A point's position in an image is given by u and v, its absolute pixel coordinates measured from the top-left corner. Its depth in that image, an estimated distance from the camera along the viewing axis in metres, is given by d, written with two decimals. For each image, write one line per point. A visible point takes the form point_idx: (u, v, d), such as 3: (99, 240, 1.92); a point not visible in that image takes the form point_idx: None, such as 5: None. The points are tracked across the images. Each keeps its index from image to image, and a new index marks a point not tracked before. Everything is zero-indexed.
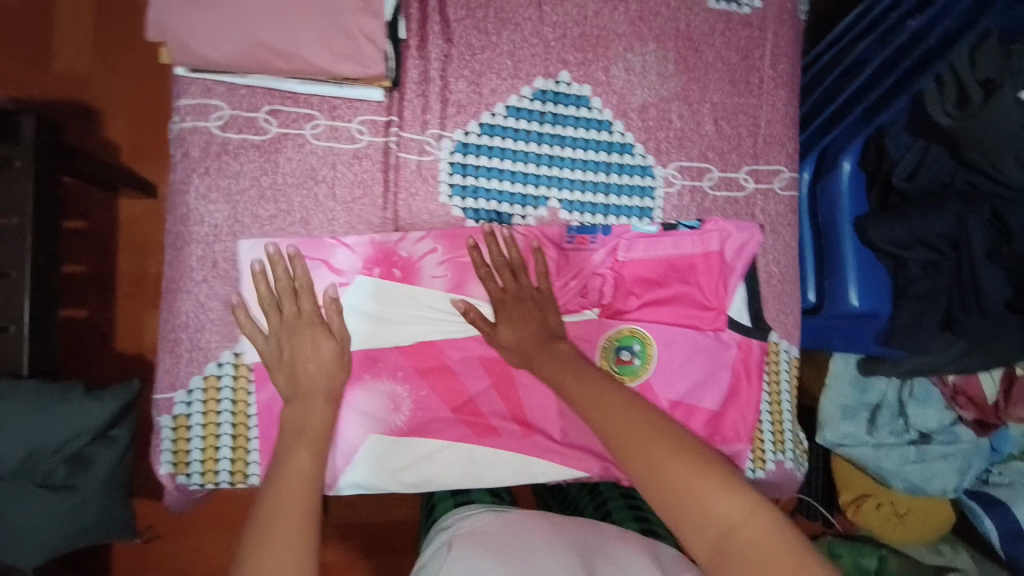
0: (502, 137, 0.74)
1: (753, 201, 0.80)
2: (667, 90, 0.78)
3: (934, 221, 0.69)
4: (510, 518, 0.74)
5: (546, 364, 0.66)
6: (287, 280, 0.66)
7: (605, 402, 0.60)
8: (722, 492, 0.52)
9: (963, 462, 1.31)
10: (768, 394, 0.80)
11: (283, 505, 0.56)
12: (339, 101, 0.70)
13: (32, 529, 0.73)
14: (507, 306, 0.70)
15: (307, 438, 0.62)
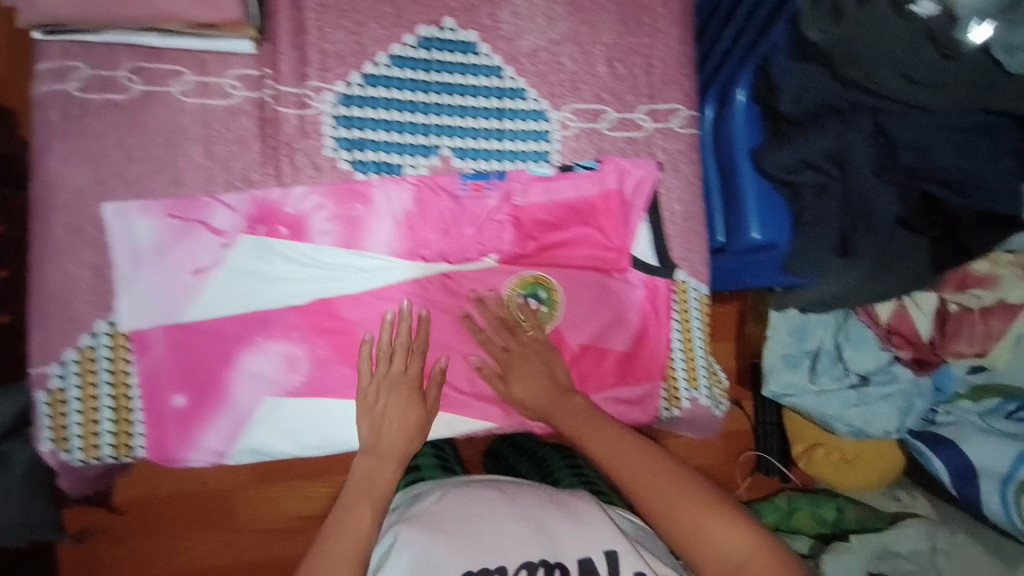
0: (388, 87, 0.72)
1: (652, 140, 0.80)
2: (558, 32, 0.77)
3: (816, 142, 0.71)
4: (458, 487, 0.68)
5: (564, 417, 0.70)
6: (392, 343, 0.71)
7: (619, 449, 0.65)
8: (730, 531, 0.57)
9: (902, 402, 1.35)
10: (679, 333, 0.82)
11: (338, 562, 0.59)
12: (207, 55, 0.67)
13: None
14: (514, 359, 0.74)
15: (373, 496, 0.65)
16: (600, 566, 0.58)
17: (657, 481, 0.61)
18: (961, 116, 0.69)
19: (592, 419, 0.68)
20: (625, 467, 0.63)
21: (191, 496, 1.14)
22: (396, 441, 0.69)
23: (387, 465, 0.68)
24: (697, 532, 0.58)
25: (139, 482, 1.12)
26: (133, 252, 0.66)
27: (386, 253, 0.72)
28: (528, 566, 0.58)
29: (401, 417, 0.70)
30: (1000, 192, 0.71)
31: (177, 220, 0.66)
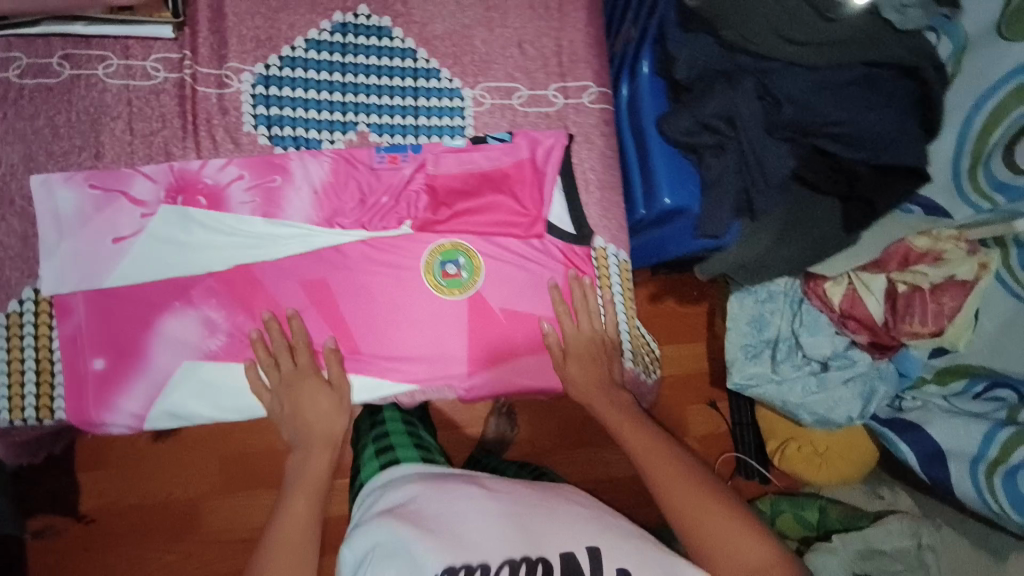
0: (305, 68, 0.77)
1: (564, 114, 0.84)
2: (468, 18, 0.83)
3: (707, 102, 0.74)
4: (442, 480, 0.63)
5: (605, 406, 0.73)
6: (285, 342, 0.73)
7: (659, 450, 0.66)
8: (750, 542, 0.57)
9: (865, 388, 1.28)
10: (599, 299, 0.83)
11: (284, 542, 0.59)
12: (132, 41, 0.73)
13: None
14: (571, 356, 0.77)
15: (305, 486, 0.65)
16: (584, 564, 0.52)
17: (678, 478, 0.63)
18: (842, 71, 0.73)
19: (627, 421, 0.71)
20: (655, 465, 0.65)
21: (156, 506, 1.11)
22: (319, 430, 0.71)
23: (320, 454, 0.69)
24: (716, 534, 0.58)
25: (106, 492, 1.09)
26: (57, 221, 0.69)
27: (304, 221, 0.75)
28: (510, 562, 0.52)
29: (320, 411, 0.72)
30: (889, 142, 0.74)
31: (99, 191, 0.70)
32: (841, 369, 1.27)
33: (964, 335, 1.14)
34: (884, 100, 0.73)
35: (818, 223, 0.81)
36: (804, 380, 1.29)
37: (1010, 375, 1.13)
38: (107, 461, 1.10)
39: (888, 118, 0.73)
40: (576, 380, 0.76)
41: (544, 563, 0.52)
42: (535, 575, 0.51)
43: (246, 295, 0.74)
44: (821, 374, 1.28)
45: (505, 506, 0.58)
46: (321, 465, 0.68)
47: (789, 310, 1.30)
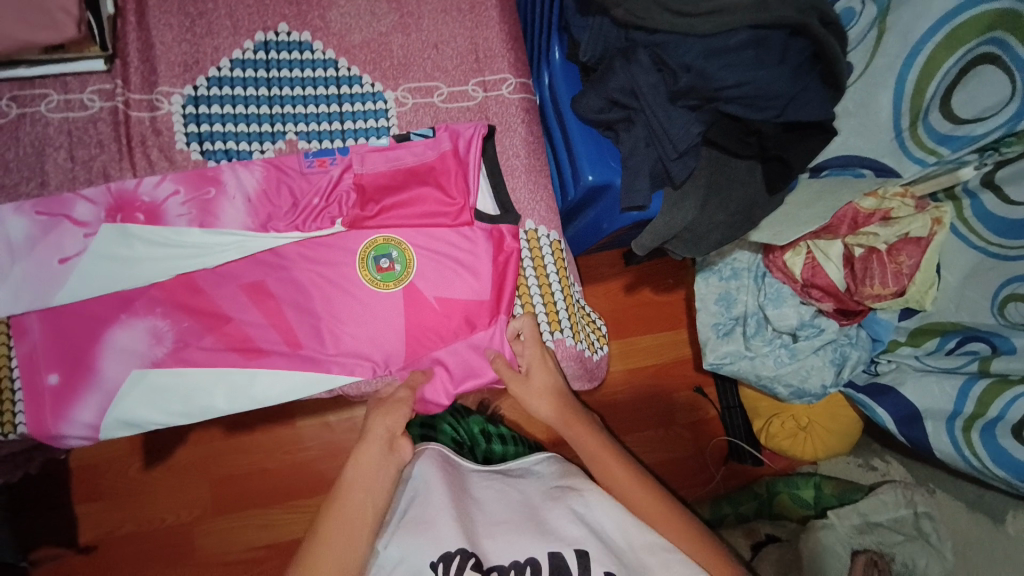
0: (231, 86, 0.82)
1: (485, 106, 0.88)
2: (383, 26, 0.87)
3: (609, 80, 0.79)
4: (444, 474, 0.67)
5: (571, 430, 0.75)
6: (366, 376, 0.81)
7: (621, 480, 0.68)
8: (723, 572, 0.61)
9: (838, 355, 1.26)
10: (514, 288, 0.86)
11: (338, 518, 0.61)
12: (70, 77, 0.79)
13: None
14: (532, 377, 0.79)
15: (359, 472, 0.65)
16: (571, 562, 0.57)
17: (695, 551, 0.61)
18: (729, 36, 0.74)
19: (633, 487, 0.67)
20: (670, 532, 0.63)
21: (151, 537, 1.14)
22: (382, 431, 0.69)
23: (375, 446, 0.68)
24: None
25: (103, 521, 1.13)
26: (7, 247, 0.73)
27: (239, 228, 0.79)
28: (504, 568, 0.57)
29: (386, 422, 0.71)
30: (787, 97, 0.77)
31: (44, 217, 0.75)
32: (811, 339, 1.26)
33: (928, 292, 1.11)
34: (773, 59, 0.75)
35: (737, 184, 0.84)
36: (776, 353, 1.29)
37: (981, 329, 1.05)
38: (101, 494, 1.13)
39: (779, 77, 0.75)
40: (524, 395, 0.78)
41: (533, 563, 0.57)
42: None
43: (190, 302, 0.78)
44: (791, 346, 1.28)
45: (499, 514, 0.63)
46: (370, 463, 0.66)
47: (756, 284, 1.30)
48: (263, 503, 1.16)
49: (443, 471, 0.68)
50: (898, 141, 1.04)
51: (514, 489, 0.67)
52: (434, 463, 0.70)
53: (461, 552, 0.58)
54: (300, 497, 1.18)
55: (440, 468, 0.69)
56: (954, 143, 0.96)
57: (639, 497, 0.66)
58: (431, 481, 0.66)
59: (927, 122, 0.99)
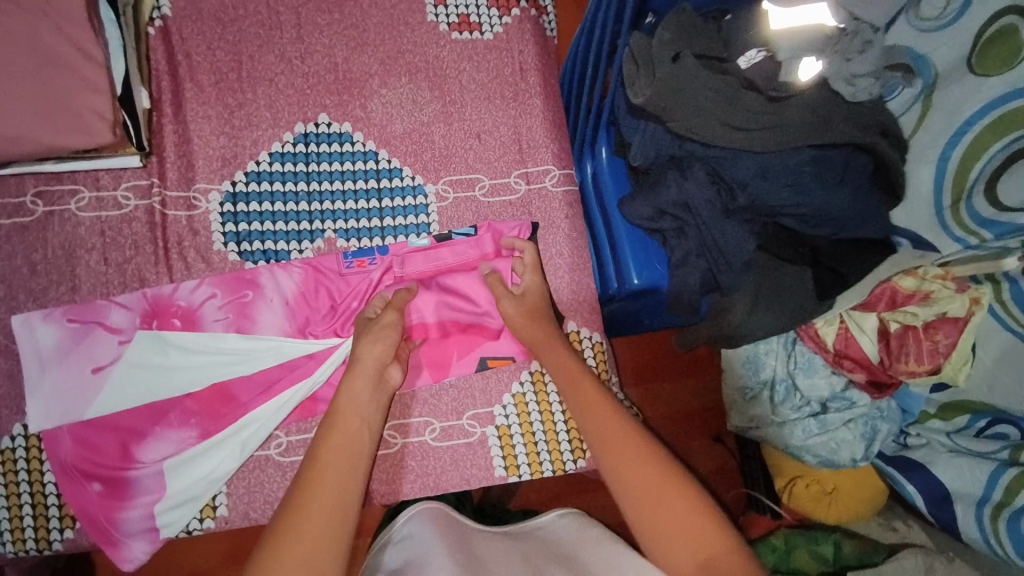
0: (270, 182, 0.79)
1: (528, 200, 0.85)
2: (425, 115, 0.84)
3: (662, 190, 0.76)
4: (443, 534, 0.65)
5: (551, 356, 0.74)
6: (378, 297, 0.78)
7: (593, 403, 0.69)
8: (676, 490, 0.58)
9: (867, 427, 1.11)
10: (532, 388, 0.82)
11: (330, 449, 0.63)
12: (102, 172, 0.75)
13: None
14: (527, 300, 0.78)
15: (348, 410, 0.67)
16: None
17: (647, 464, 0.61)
18: (790, 154, 0.72)
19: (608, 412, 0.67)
20: (624, 448, 0.63)
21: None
22: (372, 361, 0.71)
23: (361, 383, 0.69)
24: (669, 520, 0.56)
25: None
26: (37, 358, 0.71)
27: (277, 334, 0.77)
28: None
29: (372, 350, 0.71)
30: (843, 218, 0.75)
31: (76, 324, 0.72)
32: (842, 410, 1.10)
33: (963, 368, 0.93)
34: (836, 178, 0.73)
35: (787, 288, 0.78)
36: (804, 423, 1.12)
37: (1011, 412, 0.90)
38: None
39: (841, 197, 0.73)
40: (514, 315, 0.77)
41: None
42: None
43: (224, 411, 0.74)
44: (820, 416, 1.11)
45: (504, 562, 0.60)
46: (360, 394, 0.69)
47: (784, 351, 1.12)
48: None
49: (442, 532, 0.66)
50: (937, 217, 0.87)
51: (517, 549, 0.65)
52: (434, 525, 0.68)
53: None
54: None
55: (442, 529, 0.67)
56: (998, 229, 0.80)
57: (604, 417, 0.67)
58: (430, 540, 0.64)
59: (970, 204, 0.82)
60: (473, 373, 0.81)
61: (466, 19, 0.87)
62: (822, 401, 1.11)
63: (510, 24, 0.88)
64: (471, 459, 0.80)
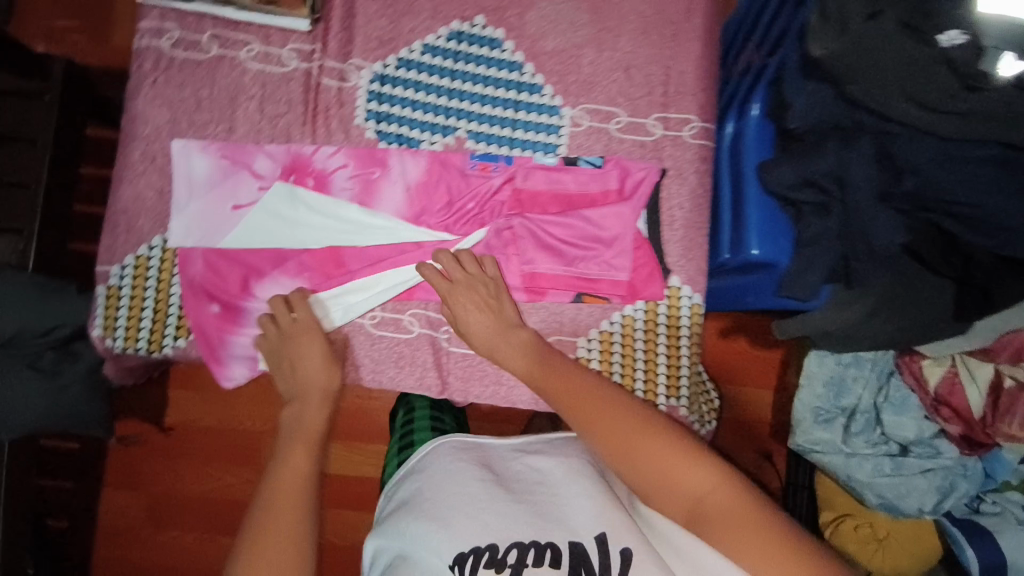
0: (419, 72, 0.81)
1: (661, 146, 0.83)
2: (579, 37, 0.83)
3: (815, 161, 0.71)
4: (466, 468, 0.73)
5: (508, 351, 0.76)
6: (296, 321, 0.76)
7: (571, 386, 0.72)
8: (660, 446, 0.65)
9: (945, 483, 1.07)
10: (621, 329, 0.82)
11: (284, 484, 0.69)
12: (273, 30, 0.79)
13: (23, 404, 1.00)
14: (459, 292, 0.76)
15: (303, 438, 0.73)
16: (590, 552, 0.61)
17: (623, 438, 0.67)
18: (972, 148, 0.68)
19: (575, 392, 0.71)
20: (600, 428, 0.68)
21: (226, 436, 1.33)
22: (314, 385, 0.75)
23: (315, 407, 0.75)
24: (663, 478, 0.64)
25: (186, 410, 1.32)
26: (188, 182, 0.76)
27: (396, 214, 0.80)
28: (524, 547, 0.62)
29: (325, 380, 0.76)
30: (1017, 230, 0.69)
31: (227, 161, 0.77)
32: (922, 458, 1.07)
33: None
34: (1016, 185, 0.68)
35: (918, 303, 0.75)
36: (878, 460, 1.08)
37: None
38: (191, 386, 1.32)
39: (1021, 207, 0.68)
40: (473, 324, 0.76)
41: (551, 546, 0.62)
42: (543, 558, 0.61)
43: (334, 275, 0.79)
44: (896, 458, 1.08)
45: (513, 499, 0.67)
46: (318, 418, 0.75)
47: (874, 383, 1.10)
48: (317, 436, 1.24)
49: (466, 462, 0.74)
50: None
51: (549, 465, 0.72)
52: (454, 461, 0.75)
53: (473, 552, 0.63)
54: (358, 441, 1.25)
55: (453, 456, 0.76)
56: None
57: (576, 400, 0.71)
58: (443, 477, 0.73)
59: None
60: (567, 304, 0.82)
61: None
62: (903, 443, 1.09)
63: None
64: None
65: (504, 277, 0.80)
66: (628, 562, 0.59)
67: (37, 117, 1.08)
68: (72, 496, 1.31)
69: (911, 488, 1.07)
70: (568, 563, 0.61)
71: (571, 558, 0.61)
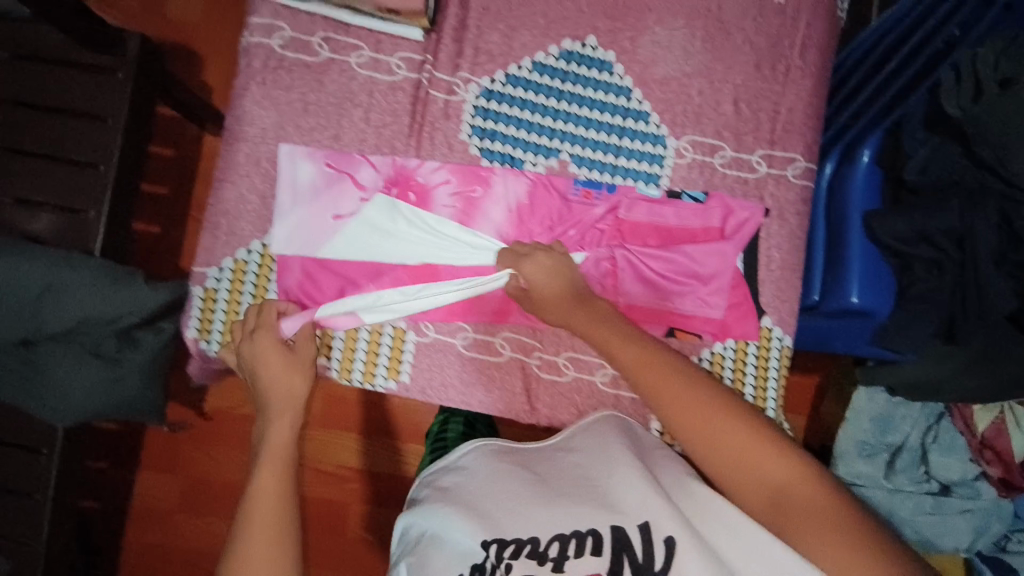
0: (526, 89, 0.79)
1: (763, 184, 0.82)
2: (691, 66, 0.81)
3: (938, 217, 0.71)
4: (502, 465, 0.68)
5: (583, 321, 0.70)
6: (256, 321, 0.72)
7: (646, 357, 0.65)
8: (737, 430, 0.59)
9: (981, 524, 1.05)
10: (709, 367, 0.82)
11: (265, 498, 0.61)
12: (384, 36, 0.77)
13: (85, 390, 0.96)
14: (530, 259, 0.73)
15: (272, 455, 0.65)
16: (634, 540, 0.54)
17: (697, 416, 0.61)
18: None
19: (648, 362, 0.65)
20: (672, 403, 0.62)
21: None
22: (279, 397, 0.68)
23: (284, 419, 0.67)
24: (742, 462, 0.58)
25: (230, 397, 1.30)
26: (292, 189, 0.75)
27: (496, 234, 0.79)
28: (561, 539, 0.56)
29: (288, 386, 0.69)
30: None
31: (332, 170, 0.76)
32: (963, 499, 1.05)
33: None
34: None
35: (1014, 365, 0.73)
36: (919, 497, 1.06)
37: None
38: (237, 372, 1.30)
39: None
40: (545, 292, 0.72)
41: (593, 533, 0.55)
42: (584, 547, 0.55)
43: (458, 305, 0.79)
44: (938, 497, 1.06)
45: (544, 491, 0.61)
46: (284, 433, 0.66)
47: (924, 423, 1.06)
48: (367, 433, 1.21)
49: (501, 459, 0.69)
50: None
51: (596, 450, 0.65)
52: (491, 457, 0.70)
53: (515, 541, 0.57)
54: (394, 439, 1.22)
55: (493, 458, 0.69)
56: None
57: (648, 370, 0.64)
58: (483, 478, 0.67)
59: None
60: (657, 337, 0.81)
61: None
62: (945, 483, 1.07)
63: None
64: (630, 412, 0.81)
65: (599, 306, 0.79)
66: (674, 550, 0.52)
67: (109, 94, 1.04)
68: (109, 476, 1.31)
69: (948, 527, 1.05)
70: (609, 550, 0.54)
71: (612, 546, 0.54)
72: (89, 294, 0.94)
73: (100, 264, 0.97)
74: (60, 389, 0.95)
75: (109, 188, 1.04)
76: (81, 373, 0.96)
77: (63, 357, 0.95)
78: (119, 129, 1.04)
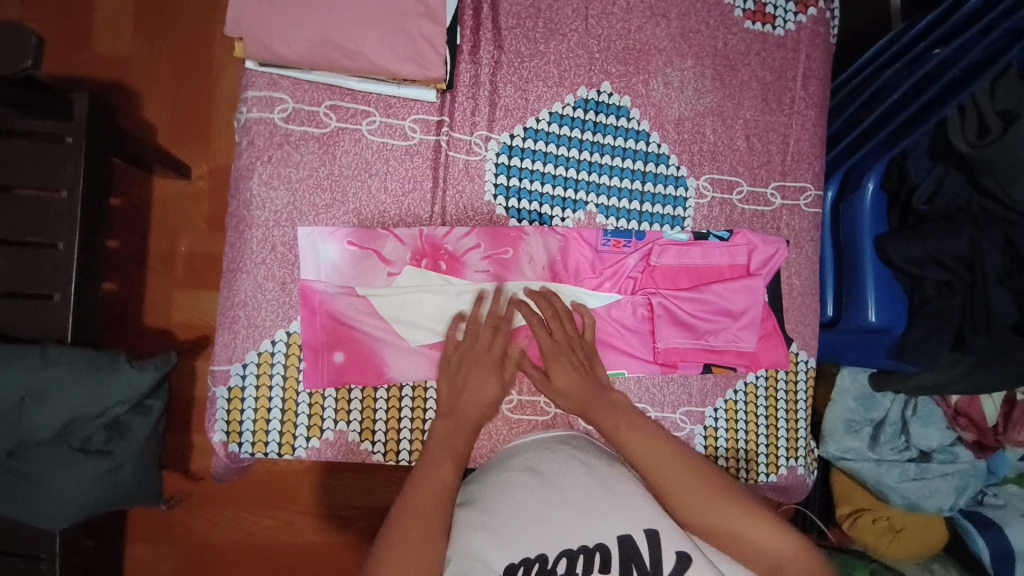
0: (547, 142, 0.77)
1: (779, 216, 0.84)
2: (703, 105, 0.82)
3: (947, 242, 0.77)
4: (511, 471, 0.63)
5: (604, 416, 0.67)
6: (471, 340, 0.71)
7: (650, 447, 0.62)
8: (746, 519, 0.56)
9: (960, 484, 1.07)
10: (745, 398, 0.84)
11: (425, 501, 0.57)
12: (395, 99, 0.73)
13: (69, 493, 0.75)
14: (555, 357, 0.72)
15: (453, 453, 0.63)
16: (643, 548, 0.51)
17: (699, 504, 0.57)
18: None
19: (654, 449, 0.62)
20: (676, 489, 0.59)
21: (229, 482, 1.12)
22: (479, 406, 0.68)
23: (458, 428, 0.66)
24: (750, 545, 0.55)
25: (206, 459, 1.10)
26: (317, 269, 0.71)
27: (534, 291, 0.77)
28: (567, 555, 0.51)
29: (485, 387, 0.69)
30: None
31: (355, 247, 0.71)
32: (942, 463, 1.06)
33: None
34: None
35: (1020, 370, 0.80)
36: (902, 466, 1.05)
37: None
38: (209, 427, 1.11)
39: None
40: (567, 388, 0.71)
41: (602, 548, 0.51)
42: (594, 564, 0.50)
43: None
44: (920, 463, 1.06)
45: (547, 500, 0.57)
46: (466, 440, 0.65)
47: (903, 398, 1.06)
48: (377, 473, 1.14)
49: (510, 465, 0.64)
50: None
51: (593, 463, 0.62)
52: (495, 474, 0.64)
53: (525, 561, 0.51)
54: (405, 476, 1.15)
55: (501, 469, 0.64)
56: None
57: (651, 456, 0.62)
58: (497, 489, 0.61)
59: None
60: (694, 375, 0.82)
61: (762, 10, 0.83)
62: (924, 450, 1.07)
63: (803, 26, 0.85)
64: None
65: (638, 355, 0.79)
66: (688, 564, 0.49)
67: (57, 159, 0.82)
68: None
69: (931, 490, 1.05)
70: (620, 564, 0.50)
71: (621, 557, 0.50)
72: (75, 389, 0.75)
73: (77, 355, 0.76)
74: (44, 509, 0.75)
75: (75, 280, 0.83)
76: (56, 475, 0.75)
77: (34, 467, 0.74)
78: (77, 199, 0.83)
